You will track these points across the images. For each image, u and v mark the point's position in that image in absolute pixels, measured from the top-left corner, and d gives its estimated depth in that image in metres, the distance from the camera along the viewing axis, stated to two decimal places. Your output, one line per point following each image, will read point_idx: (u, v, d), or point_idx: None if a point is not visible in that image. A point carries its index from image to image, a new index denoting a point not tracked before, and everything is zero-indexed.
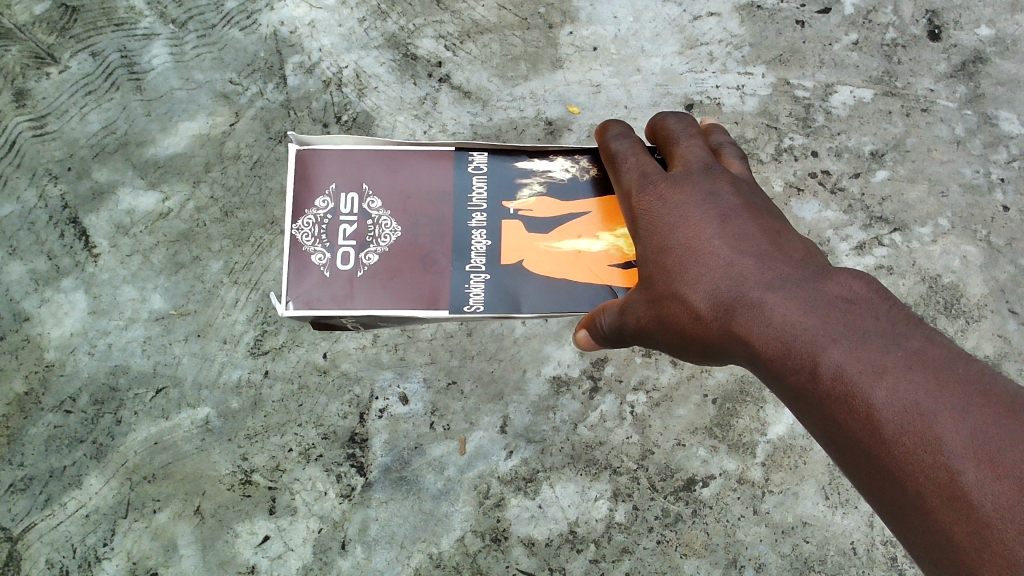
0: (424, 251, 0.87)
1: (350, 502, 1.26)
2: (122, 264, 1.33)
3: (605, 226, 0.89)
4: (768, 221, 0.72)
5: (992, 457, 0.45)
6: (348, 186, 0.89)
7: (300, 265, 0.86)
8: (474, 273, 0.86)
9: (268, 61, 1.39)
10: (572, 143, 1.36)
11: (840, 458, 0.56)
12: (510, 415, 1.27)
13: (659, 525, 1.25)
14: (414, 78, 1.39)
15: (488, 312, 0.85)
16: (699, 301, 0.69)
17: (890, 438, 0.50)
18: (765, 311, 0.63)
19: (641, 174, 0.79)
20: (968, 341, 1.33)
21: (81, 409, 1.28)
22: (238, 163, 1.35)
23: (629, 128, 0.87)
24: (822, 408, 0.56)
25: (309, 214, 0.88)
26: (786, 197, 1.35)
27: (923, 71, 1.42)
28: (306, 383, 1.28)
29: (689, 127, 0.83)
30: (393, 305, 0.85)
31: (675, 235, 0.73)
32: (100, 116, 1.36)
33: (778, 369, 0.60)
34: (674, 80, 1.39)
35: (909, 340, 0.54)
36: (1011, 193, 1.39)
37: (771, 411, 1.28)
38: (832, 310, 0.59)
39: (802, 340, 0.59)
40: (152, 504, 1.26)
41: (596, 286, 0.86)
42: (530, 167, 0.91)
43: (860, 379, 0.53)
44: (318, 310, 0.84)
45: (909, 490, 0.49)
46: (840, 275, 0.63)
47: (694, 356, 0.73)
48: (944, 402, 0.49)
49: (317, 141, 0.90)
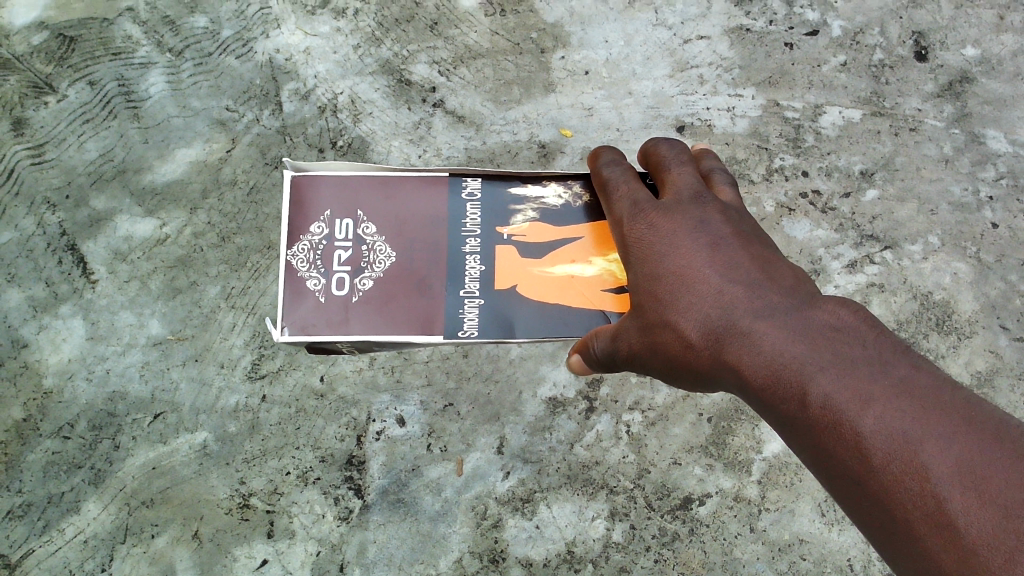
0: (418, 277, 0.88)
1: (348, 525, 1.26)
2: (120, 291, 1.34)
3: (598, 251, 0.90)
4: (758, 250, 0.73)
5: (977, 486, 0.46)
6: (343, 212, 0.90)
7: (295, 290, 0.87)
8: (468, 298, 0.87)
9: (264, 88, 1.41)
10: (564, 166, 1.38)
11: (830, 485, 0.56)
12: (507, 436, 1.28)
13: (656, 544, 1.25)
14: (409, 103, 1.40)
15: (482, 337, 0.86)
16: (690, 329, 0.70)
17: (879, 465, 0.51)
18: (755, 340, 0.64)
19: (632, 202, 0.80)
20: (960, 358, 1.34)
21: (79, 436, 1.29)
22: (235, 189, 1.37)
23: (621, 155, 0.88)
24: (812, 437, 0.56)
25: (304, 240, 0.89)
26: (778, 217, 1.37)
27: (911, 91, 1.44)
28: (304, 407, 1.29)
29: (681, 155, 0.84)
30: (388, 330, 0.86)
31: (666, 263, 0.74)
32: (98, 144, 1.38)
33: (768, 398, 0.61)
34: (665, 103, 1.41)
35: (895, 369, 0.56)
36: (999, 210, 1.40)
37: (767, 430, 1.29)
38: (820, 338, 0.60)
39: (791, 369, 0.60)
40: (151, 529, 1.26)
41: (589, 310, 0.87)
42: (524, 193, 0.92)
43: (848, 407, 0.54)
44: (312, 336, 0.86)
45: (898, 517, 0.49)
46: (829, 304, 0.64)
47: (685, 383, 0.73)
48: (930, 430, 0.50)
49: (312, 167, 0.91)
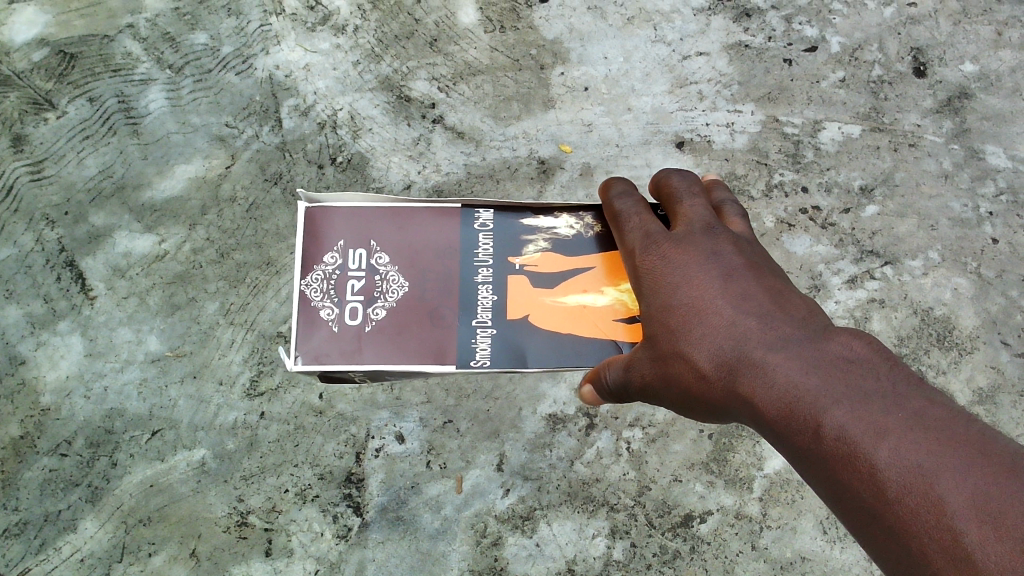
0: (431, 306, 0.88)
1: (347, 543, 1.25)
2: (118, 307, 1.33)
3: (610, 281, 0.90)
4: (770, 282, 0.73)
5: (994, 519, 0.46)
6: (356, 242, 0.90)
7: (308, 319, 0.86)
8: (480, 327, 0.87)
9: (264, 104, 1.41)
10: (563, 181, 1.38)
11: (844, 518, 0.56)
12: (506, 453, 1.27)
13: (657, 562, 1.24)
14: (408, 119, 1.41)
15: (495, 366, 0.85)
16: (703, 360, 0.69)
17: (895, 499, 0.50)
18: (769, 372, 0.63)
19: (644, 233, 0.80)
20: (961, 374, 1.33)
21: (76, 453, 1.28)
22: (234, 206, 1.36)
23: (633, 185, 0.88)
24: (825, 470, 0.56)
25: (317, 270, 0.89)
26: (778, 232, 1.37)
27: (910, 107, 1.44)
28: (302, 424, 1.28)
29: (692, 186, 0.84)
30: (401, 360, 0.85)
31: (679, 293, 0.74)
32: (97, 160, 1.38)
33: (782, 431, 0.60)
34: (665, 119, 1.41)
35: (909, 401, 0.55)
36: (1000, 226, 1.40)
37: (768, 446, 1.28)
38: (834, 371, 0.60)
39: (805, 401, 0.59)
40: (148, 548, 1.25)
41: (601, 340, 0.87)
42: (536, 224, 0.92)
43: (863, 440, 0.54)
44: (326, 366, 0.84)
45: (913, 551, 0.49)
46: (842, 336, 0.64)
47: (698, 413, 0.73)
48: (945, 462, 0.50)
49: (325, 198, 0.91)
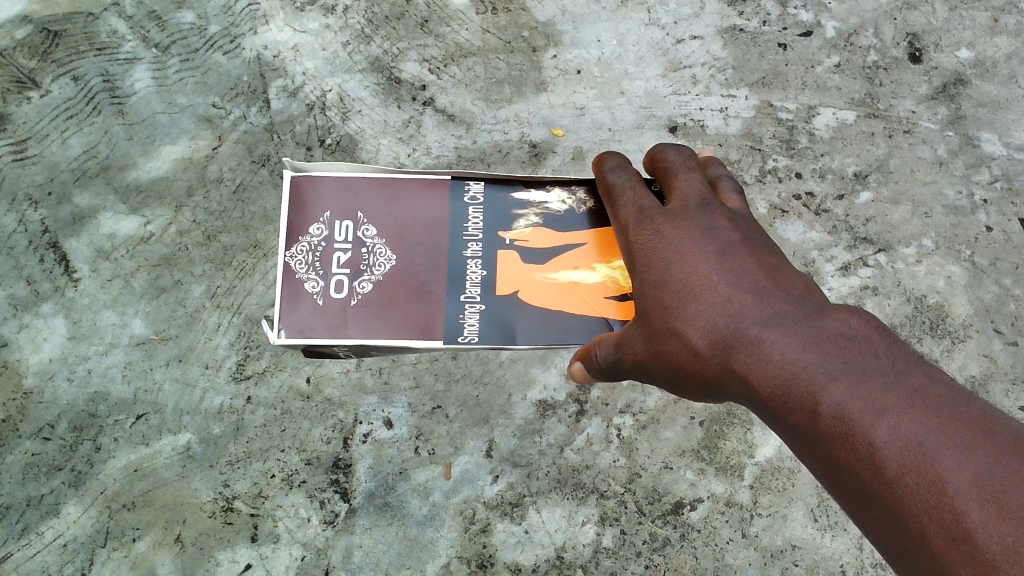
0: (418, 280, 0.86)
1: (334, 529, 1.24)
2: (102, 289, 1.31)
3: (601, 258, 0.88)
4: (767, 258, 0.72)
5: (996, 498, 0.45)
6: (344, 213, 0.88)
7: (293, 292, 0.85)
8: (469, 303, 0.86)
9: (252, 85, 1.39)
10: (555, 166, 1.36)
11: (842, 498, 0.55)
12: (496, 439, 1.26)
13: (647, 550, 1.24)
14: (398, 101, 1.39)
15: (483, 343, 0.84)
16: (698, 338, 0.68)
17: (893, 478, 0.49)
18: (765, 349, 0.62)
19: (638, 208, 0.79)
20: (954, 362, 1.33)
21: (59, 437, 1.26)
22: (221, 187, 1.34)
23: (627, 160, 0.86)
24: (822, 448, 0.55)
25: (303, 241, 0.87)
26: (771, 219, 1.35)
27: (905, 93, 1.43)
28: (289, 408, 1.26)
29: (688, 161, 0.83)
30: (387, 335, 0.84)
31: (674, 270, 0.73)
32: (81, 140, 1.35)
33: (778, 409, 0.59)
34: (658, 103, 1.40)
35: (909, 378, 0.54)
36: (994, 213, 1.39)
37: (759, 433, 1.27)
38: (831, 347, 0.59)
39: (803, 379, 0.58)
40: (132, 533, 1.24)
41: (592, 319, 0.85)
42: (527, 198, 0.90)
43: (861, 418, 0.53)
44: (311, 339, 0.83)
45: (914, 531, 0.48)
46: (840, 312, 0.62)
47: (691, 392, 0.72)
48: (946, 441, 0.48)
49: (312, 167, 0.89)
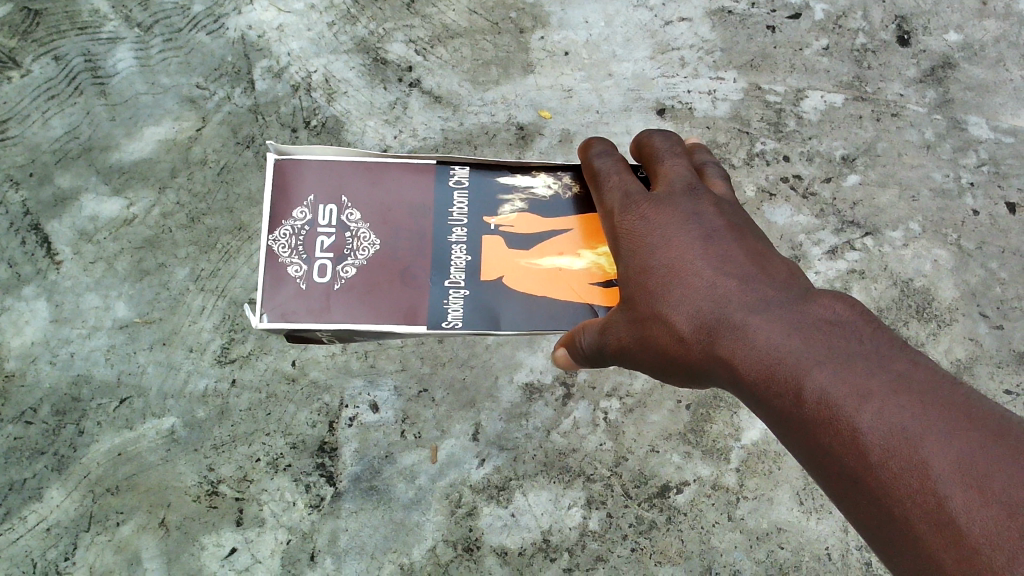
0: (403, 265, 0.85)
1: (319, 513, 1.23)
2: (85, 272, 1.30)
3: (587, 244, 0.88)
4: (752, 244, 0.72)
5: (979, 482, 0.45)
6: (327, 198, 0.87)
7: (275, 276, 0.84)
8: (453, 288, 0.85)
9: (236, 65, 1.37)
10: (543, 148, 1.35)
11: (825, 483, 0.55)
12: (482, 422, 1.26)
13: (633, 533, 1.23)
14: (384, 82, 1.37)
15: (467, 329, 0.83)
16: (682, 323, 0.68)
17: (877, 463, 0.49)
18: (749, 334, 0.62)
19: (624, 193, 0.78)
20: (940, 346, 1.33)
21: (41, 421, 1.25)
22: (204, 169, 1.33)
23: (613, 146, 0.85)
24: (807, 433, 0.55)
25: (286, 225, 0.86)
26: (759, 202, 1.35)
27: (893, 76, 1.43)
28: (275, 391, 1.26)
29: (674, 146, 0.82)
30: (371, 320, 0.83)
31: (658, 255, 0.72)
32: (63, 121, 1.34)
33: (762, 395, 0.59)
34: (646, 85, 1.39)
35: (893, 364, 0.54)
36: (981, 197, 1.39)
37: (745, 417, 1.28)
38: (816, 333, 0.59)
39: (787, 364, 0.58)
40: (116, 517, 1.22)
41: (577, 305, 0.85)
42: (512, 183, 0.90)
43: (845, 402, 0.52)
44: (294, 323, 0.82)
45: (896, 516, 0.47)
46: (825, 299, 0.62)
47: (675, 378, 0.71)
48: (930, 426, 0.48)
49: (296, 151, 0.88)
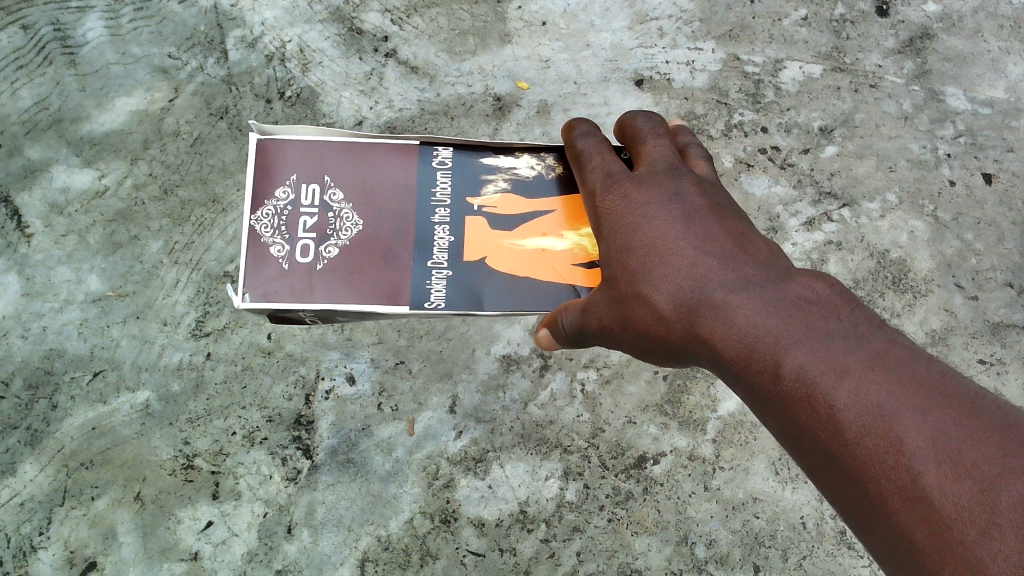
0: (385, 246, 0.84)
1: (296, 486, 1.23)
2: (56, 245, 1.28)
3: (570, 225, 0.87)
4: (733, 222, 0.71)
5: (952, 458, 0.44)
6: (310, 177, 0.86)
7: (257, 256, 0.83)
8: (436, 269, 0.84)
9: (209, 35, 1.35)
10: (520, 120, 1.34)
11: (803, 460, 0.55)
12: (459, 394, 1.26)
13: (610, 503, 1.24)
14: (360, 53, 1.36)
15: (449, 309, 0.83)
16: (663, 302, 0.68)
17: (853, 439, 0.49)
18: (729, 313, 0.62)
19: (606, 173, 0.77)
20: (915, 317, 1.33)
21: (14, 395, 1.24)
22: (177, 140, 1.31)
23: (597, 127, 0.84)
24: (785, 412, 0.55)
25: (269, 205, 0.85)
26: (736, 173, 1.34)
27: (871, 47, 1.42)
28: (250, 364, 1.25)
29: (657, 127, 0.81)
30: (353, 301, 0.82)
31: (639, 235, 0.72)
32: (32, 91, 1.31)
33: (741, 373, 0.59)
34: (624, 56, 1.38)
35: (871, 342, 0.54)
36: (957, 168, 1.39)
37: (722, 388, 1.28)
38: (795, 312, 0.58)
39: (766, 342, 0.58)
40: (91, 491, 1.22)
41: (559, 286, 0.85)
42: (495, 163, 0.88)
43: (823, 380, 0.52)
44: (276, 304, 0.82)
45: (872, 492, 0.48)
46: (804, 277, 0.62)
47: (656, 357, 0.71)
48: (906, 403, 0.48)
49: (278, 130, 0.86)
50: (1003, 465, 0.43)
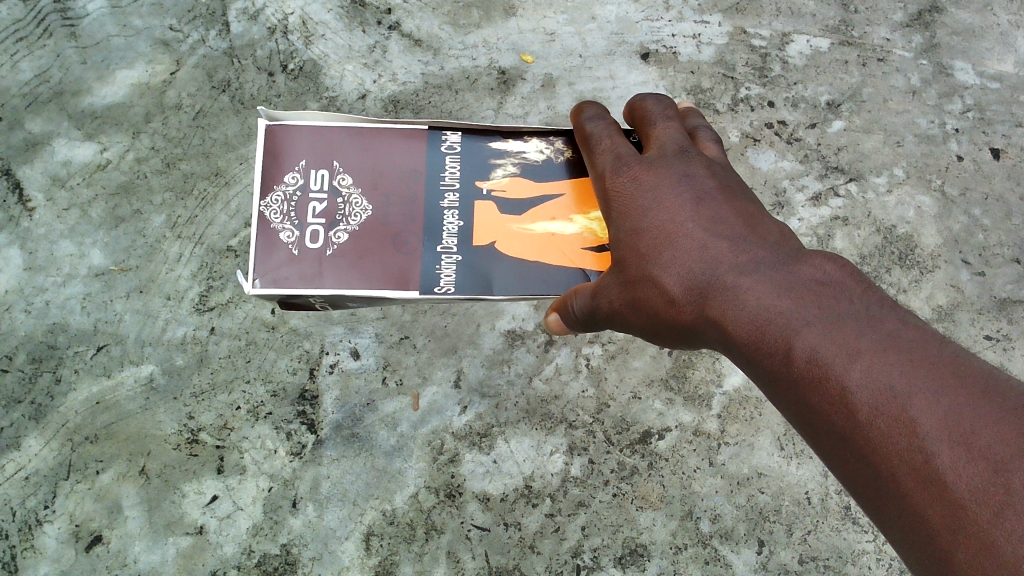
0: (395, 230, 0.84)
1: (301, 461, 1.23)
2: (58, 219, 1.27)
3: (579, 209, 0.86)
4: (743, 205, 0.71)
5: (966, 440, 0.44)
6: (319, 162, 0.85)
7: (266, 242, 0.82)
8: (445, 254, 0.83)
9: (210, 7, 1.34)
10: (526, 93, 1.33)
11: (814, 441, 0.54)
12: (464, 369, 1.26)
13: (615, 478, 1.24)
14: (363, 25, 1.35)
15: (459, 294, 0.82)
16: (672, 284, 0.67)
17: (865, 421, 0.49)
18: (739, 295, 0.61)
19: (615, 156, 0.76)
20: (922, 292, 1.32)
21: (17, 369, 1.23)
22: (180, 113, 1.30)
23: (605, 109, 0.83)
24: (796, 393, 0.54)
25: (278, 191, 0.84)
26: (743, 147, 1.33)
27: (879, 20, 1.41)
28: (254, 339, 1.25)
29: (667, 109, 0.80)
30: (363, 285, 0.81)
31: (649, 217, 0.71)
32: (32, 64, 1.30)
33: (752, 355, 0.58)
34: (630, 29, 1.37)
35: (882, 324, 0.53)
36: (965, 143, 1.38)
37: (727, 362, 1.28)
38: (806, 294, 0.58)
39: (776, 325, 0.57)
40: (95, 465, 1.21)
41: (569, 270, 0.84)
42: (504, 148, 0.88)
43: (834, 361, 0.52)
44: (285, 289, 0.80)
45: (884, 474, 0.47)
46: (815, 259, 0.61)
47: (666, 339, 0.71)
48: (918, 385, 0.48)
49: (287, 115, 0.86)
50: (1015, 444, 0.43)
